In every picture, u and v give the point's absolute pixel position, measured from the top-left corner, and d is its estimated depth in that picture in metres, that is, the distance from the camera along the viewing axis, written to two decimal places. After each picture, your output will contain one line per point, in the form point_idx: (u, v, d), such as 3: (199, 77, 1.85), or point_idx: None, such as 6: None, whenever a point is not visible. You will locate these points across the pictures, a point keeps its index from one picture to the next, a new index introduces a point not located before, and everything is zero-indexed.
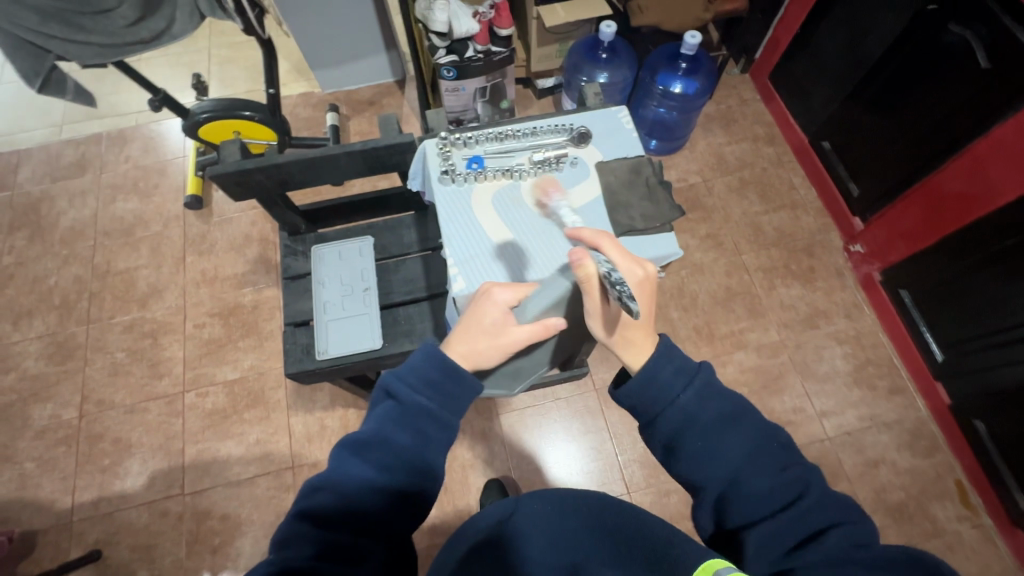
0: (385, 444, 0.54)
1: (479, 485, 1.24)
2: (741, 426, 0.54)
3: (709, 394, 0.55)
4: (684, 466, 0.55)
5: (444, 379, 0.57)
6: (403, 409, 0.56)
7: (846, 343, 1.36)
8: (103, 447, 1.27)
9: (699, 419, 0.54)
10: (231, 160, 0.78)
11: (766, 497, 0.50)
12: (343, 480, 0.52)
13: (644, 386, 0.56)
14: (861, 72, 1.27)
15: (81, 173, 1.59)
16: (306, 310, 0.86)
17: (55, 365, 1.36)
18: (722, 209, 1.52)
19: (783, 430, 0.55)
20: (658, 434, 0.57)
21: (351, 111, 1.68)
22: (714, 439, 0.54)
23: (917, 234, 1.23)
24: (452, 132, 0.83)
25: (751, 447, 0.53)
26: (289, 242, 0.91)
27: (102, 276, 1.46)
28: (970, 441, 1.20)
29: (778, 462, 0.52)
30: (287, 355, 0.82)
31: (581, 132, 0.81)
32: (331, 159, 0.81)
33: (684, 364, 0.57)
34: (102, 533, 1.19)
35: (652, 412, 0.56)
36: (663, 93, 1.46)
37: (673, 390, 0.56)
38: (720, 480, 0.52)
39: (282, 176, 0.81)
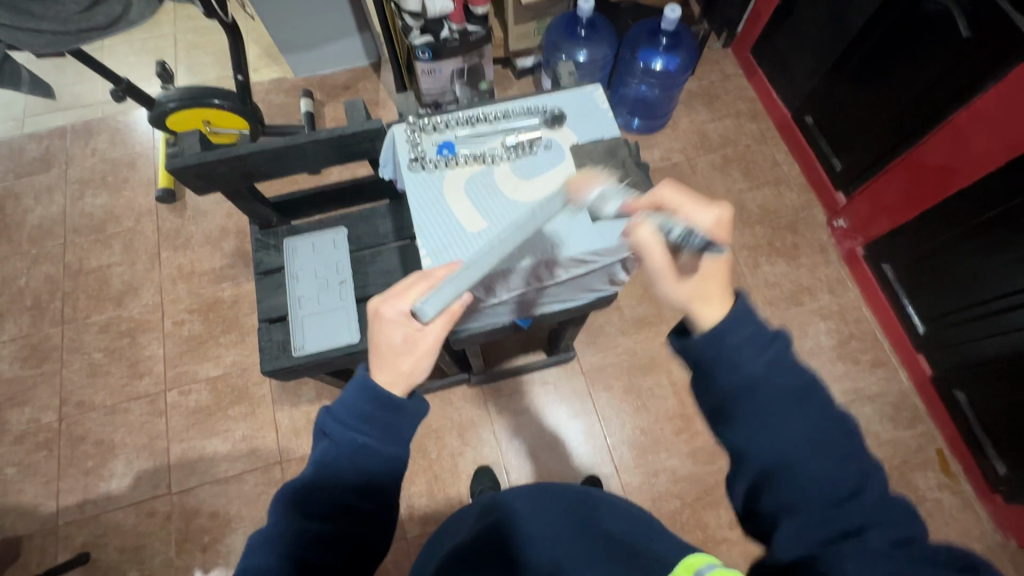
0: (324, 490, 0.54)
1: (469, 473, 1.24)
2: (812, 404, 0.47)
3: (781, 368, 0.48)
4: (734, 431, 0.49)
5: (381, 414, 0.57)
6: (339, 449, 0.55)
7: (830, 318, 1.37)
8: (85, 449, 1.25)
9: (761, 389, 0.48)
10: (191, 153, 0.74)
11: (821, 480, 0.44)
12: (285, 534, 0.52)
13: (713, 340, 0.50)
14: (843, 44, 1.25)
15: (47, 169, 1.54)
16: (281, 305, 0.84)
17: (31, 368, 1.32)
18: (706, 187, 1.51)
19: (854, 419, 0.47)
20: (708, 391, 0.51)
21: (326, 96, 1.63)
22: (776, 414, 0.47)
23: (900, 207, 1.22)
24: (422, 117, 0.81)
25: (815, 431, 0.46)
26: (261, 236, 0.88)
27: (74, 275, 1.42)
28: (951, 411, 1.22)
29: (843, 449, 0.46)
30: (263, 352, 0.80)
31: (555, 114, 0.79)
32: (297, 148, 0.78)
33: (754, 327, 0.50)
34: (89, 535, 1.18)
35: (707, 359, 0.50)
36: (644, 71, 1.42)
37: (744, 354, 0.49)
38: (772, 457, 0.46)
39: (247, 168, 0.78)
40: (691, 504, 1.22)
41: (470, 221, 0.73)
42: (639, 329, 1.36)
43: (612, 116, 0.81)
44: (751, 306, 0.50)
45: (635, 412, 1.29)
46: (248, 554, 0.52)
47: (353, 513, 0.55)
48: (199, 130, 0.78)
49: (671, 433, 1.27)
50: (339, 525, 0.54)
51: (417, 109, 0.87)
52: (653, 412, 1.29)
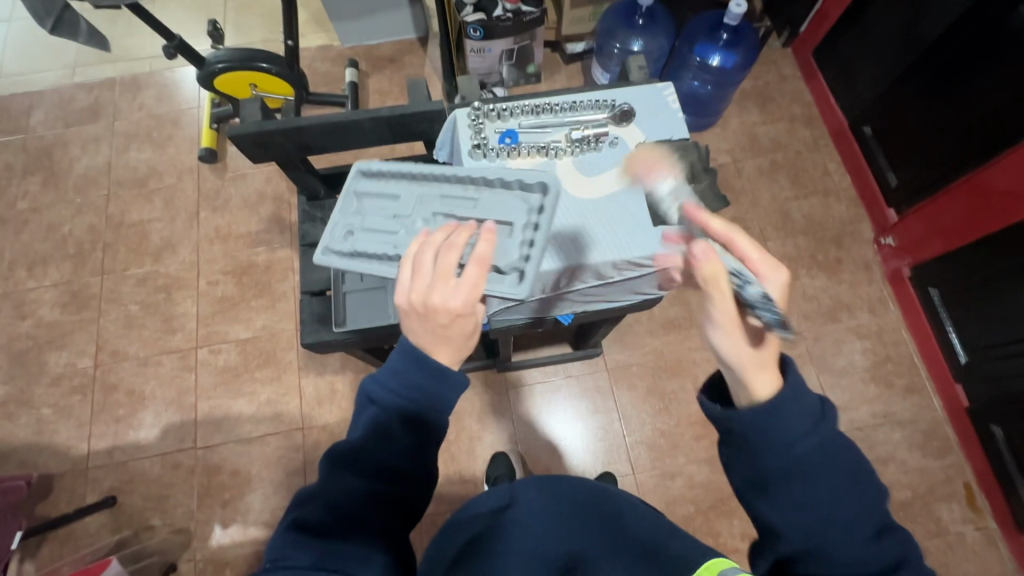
0: (371, 453, 0.58)
1: (486, 458, 1.25)
2: (860, 491, 0.49)
3: (831, 448, 0.50)
4: (772, 507, 0.51)
5: (428, 384, 0.58)
6: (388, 413, 0.59)
7: (867, 338, 1.33)
8: (117, 398, 1.29)
9: (805, 471, 0.50)
10: (251, 121, 0.74)
11: (851, 557, 0.47)
12: (337, 490, 0.55)
13: (762, 417, 0.51)
14: (915, 54, 1.19)
15: (94, 119, 1.56)
16: (323, 280, 0.84)
17: (70, 314, 1.36)
18: (751, 192, 1.46)
19: (894, 502, 0.51)
20: (751, 467, 0.52)
21: (371, 68, 1.61)
22: (823, 495, 0.49)
23: (956, 230, 1.17)
24: (486, 102, 0.79)
25: (856, 512, 0.48)
26: (308, 209, 0.89)
27: (115, 227, 1.44)
28: (985, 445, 1.18)
29: (876, 526, 0.48)
30: (304, 324, 0.81)
31: (624, 110, 0.78)
32: (355, 124, 0.76)
33: (808, 404, 0.51)
34: (116, 481, 1.22)
35: (757, 445, 0.51)
36: (699, 66, 1.36)
37: (796, 432, 0.50)
38: (809, 537, 0.49)
39: (303, 140, 0.77)
40: (705, 510, 1.21)
41: (530, 185, 0.68)
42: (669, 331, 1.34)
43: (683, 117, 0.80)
44: (805, 385, 0.52)
45: (656, 414, 1.28)
46: (295, 508, 0.53)
47: (403, 476, 0.59)
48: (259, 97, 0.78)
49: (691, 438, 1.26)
50: (391, 487, 0.58)
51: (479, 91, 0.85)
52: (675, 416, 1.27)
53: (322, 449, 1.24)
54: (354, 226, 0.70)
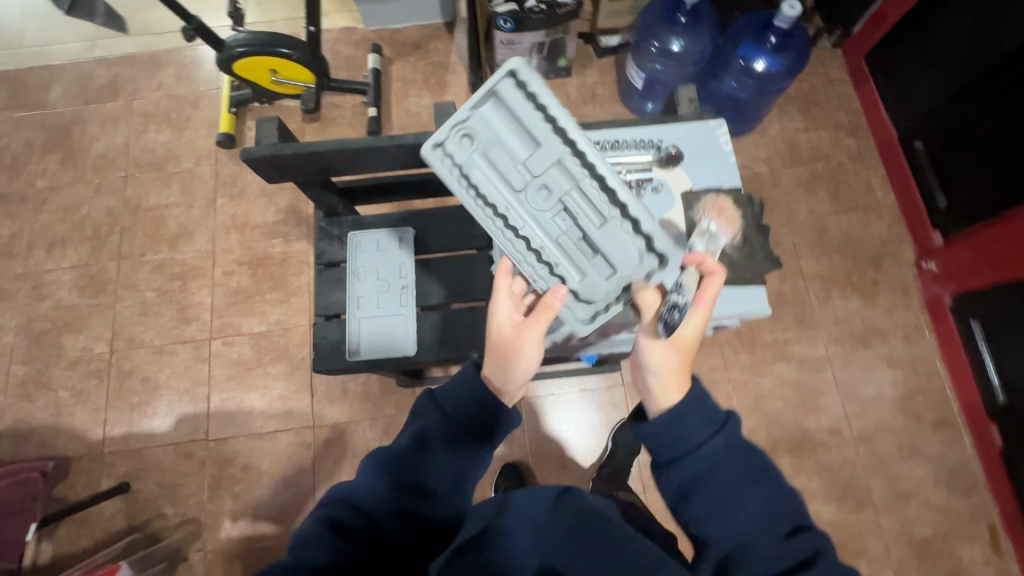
0: (410, 466, 0.62)
1: (495, 468, 1.24)
2: (761, 481, 0.56)
3: (735, 446, 0.57)
4: (697, 518, 0.56)
5: (478, 408, 0.66)
6: (431, 426, 0.65)
7: (898, 367, 1.27)
8: (132, 384, 1.30)
9: (718, 475, 0.56)
10: (267, 143, 0.71)
11: (771, 558, 0.53)
12: (369, 495, 0.59)
13: (673, 422, 0.59)
14: (985, 65, 1.09)
15: (113, 97, 1.53)
16: (339, 302, 0.81)
17: (88, 298, 1.36)
18: (787, 205, 1.39)
19: (799, 498, 0.58)
20: (673, 475, 0.58)
21: (395, 54, 1.55)
22: (736, 493, 0.55)
23: (1008, 261, 1.09)
24: None
25: (767, 510, 0.55)
26: (325, 225, 0.84)
27: (133, 211, 1.43)
28: (1016, 488, 1.13)
29: (787, 525, 0.55)
30: (317, 350, 0.78)
31: (671, 154, 0.84)
32: (379, 149, 0.73)
33: (711, 411, 0.58)
34: (130, 468, 1.24)
35: (673, 453, 0.58)
36: (742, 69, 1.28)
37: (700, 436, 0.57)
38: (731, 537, 0.54)
39: (322, 162, 0.73)
40: None
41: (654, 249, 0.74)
42: None
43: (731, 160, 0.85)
44: (706, 392, 0.60)
45: None
46: (327, 506, 0.58)
47: (437, 491, 0.62)
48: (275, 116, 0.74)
49: None
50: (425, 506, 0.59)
51: None
52: None
53: (332, 449, 1.24)
54: (481, 140, 0.74)
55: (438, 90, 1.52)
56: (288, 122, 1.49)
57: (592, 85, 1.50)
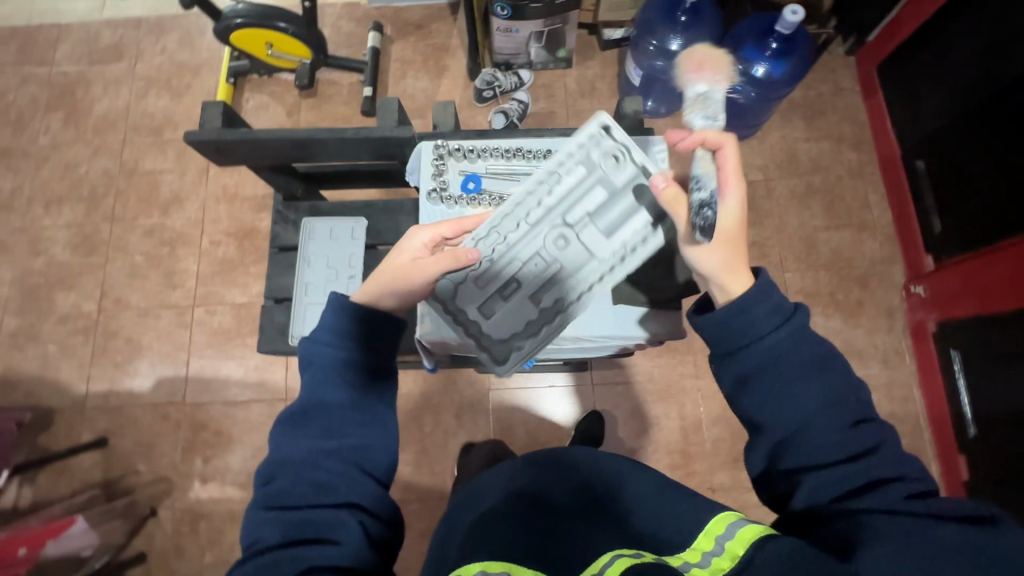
0: (316, 412, 0.58)
1: (457, 455, 1.26)
2: (827, 370, 0.55)
3: (801, 337, 0.56)
4: (755, 405, 0.56)
5: (368, 329, 0.63)
6: (320, 366, 0.61)
7: (873, 391, 1.25)
8: (117, 344, 1.34)
9: (784, 360, 0.55)
10: (212, 127, 0.77)
11: (832, 443, 0.52)
12: (291, 459, 0.56)
13: (732, 315, 0.58)
14: (991, 87, 1.04)
15: (117, 60, 1.54)
16: (287, 286, 0.90)
17: (80, 257, 1.40)
18: (778, 216, 1.36)
19: (866, 392, 0.55)
20: (737, 367, 0.58)
21: (397, 33, 1.53)
22: (795, 381, 0.54)
23: (992, 294, 1.06)
24: (451, 142, 0.87)
25: (833, 398, 0.54)
26: (282, 209, 0.91)
27: (128, 174, 1.46)
28: None
29: (853, 415, 0.53)
30: (263, 332, 0.86)
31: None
32: (320, 142, 0.79)
33: (778, 302, 0.57)
34: (110, 423, 1.29)
35: (733, 346, 0.58)
36: (741, 73, 1.23)
37: (765, 326, 0.57)
38: (790, 424, 0.54)
39: (264, 149, 0.80)
40: None
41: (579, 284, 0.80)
42: (663, 354, 1.29)
43: None
44: (771, 283, 0.59)
45: (636, 437, 1.26)
46: (259, 490, 0.55)
47: (351, 424, 0.58)
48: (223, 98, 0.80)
49: (667, 467, 1.23)
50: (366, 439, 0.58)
51: (453, 116, 0.92)
52: (654, 442, 1.25)
53: None
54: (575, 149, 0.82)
55: (437, 73, 1.50)
56: (285, 96, 1.49)
57: (592, 78, 1.47)
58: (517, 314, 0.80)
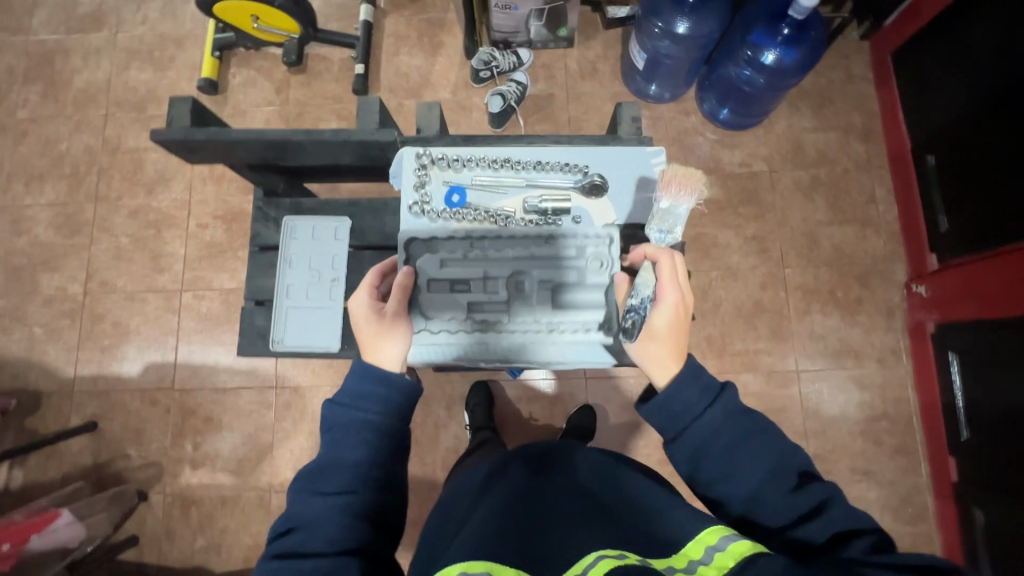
0: (335, 469, 0.62)
1: (447, 446, 1.25)
2: (759, 440, 0.58)
3: (731, 413, 0.59)
4: (707, 487, 0.59)
5: (388, 393, 0.67)
6: (344, 426, 0.65)
7: (867, 390, 1.24)
8: (104, 327, 1.32)
9: (721, 438, 0.59)
10: (181, 126, 0.82)
11: (780, 511, 0.55)
12: (308, 510, 0.59)
13: (670, 399, 0.61)
14: (1009, 81, 0.99)
15: (97, 28, 1.47)
16: (268, 288, 0.89)
17: (64, 237, 1.36)
18: (780, 210, 1.32)
19: (802, 450, 0.59)
20: (682, 452, 0.60)
21: (391, 6, 1.46)
22: (732, 458, 0.58)
23: (995, 298, 1.04)
24: (436, 151, 0.88)
25: (772, 466, 0.57)
26: (262, 205, 0.91)
27: (111, 152, 1.41)
28: (960, 523, 1.12)
29: (793, 479, 0.56)
30: (244, 334, 0.87)
31: (595, 182, 0.85)
32: (295, 142, 0.84)
33: (707, 381, 0.61)
34: (98, 408, 1.28)
35: (676, 430, 0.61)
36: (750, 59, 1.19)
37: (696, 408, 0.60)
38: (740, 500, 0.56)
39: (235, 148, 0.85)
40: None
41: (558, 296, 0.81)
42: None
43: None
44: (698, 364, 0.63)
45: (627, 431, 1.25)
46: (276, 538, 0.58)
47: (370, 483, 0.62)
48: (193, 97, 0.84)
49: (657, 462, 1.23)
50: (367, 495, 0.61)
51: (437, 120, 0.93)
52: (644, 436, 1.24)
53: (291, 411, 1.26)
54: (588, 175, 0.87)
55: (432, 50, 1.43)
56: (273, 71, 1.43)
57: (594, 59, 1.41)
58: (450, 308, 0.81)
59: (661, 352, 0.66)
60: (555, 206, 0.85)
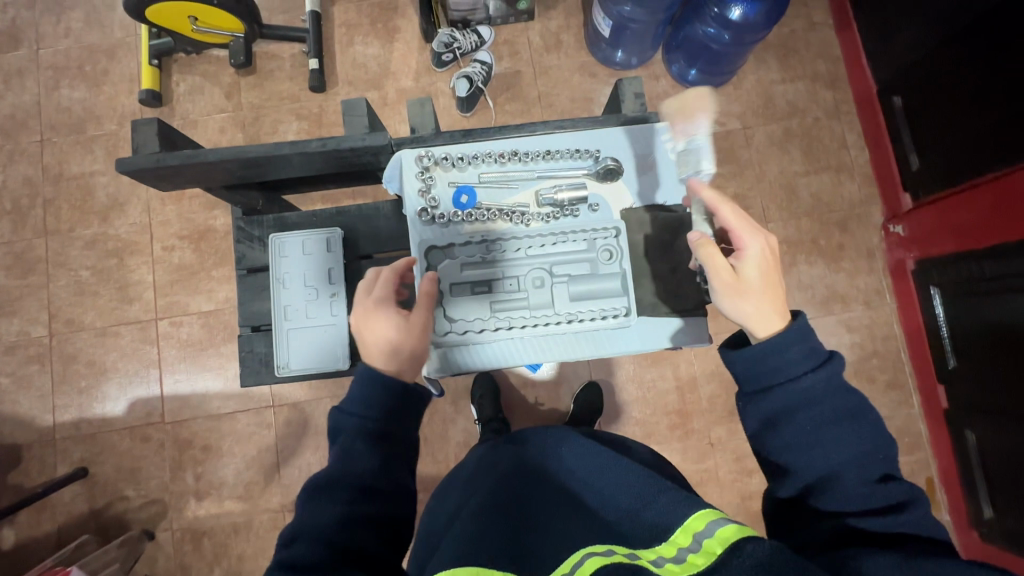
0: (343, 479, 0.58)
1: (459, 441, 1.24)
2: (858, 421, 0.57)
3: (834, 385, 0.59)
4: (785, 443, 0.58)
5: (394, 396, 0.63)
6: (350, 435, 0.61)
7: (856, 332, 1.28)
8: (78, 368, 1.24)
9: (817, 405, 0.58)
10: (149, 153, 0.77)
11: (860, 496, 0.54)
12: (313, 520, 0.55)
13: (767, 352, 0.60)
14: (968, 17, 1.00)
15: (14, 47, 1.34)
16: (261, 312, 0.86)
17: (16, 279, 1.27)
18: (758, 165, 1.33)
19: (893, 447, 0.58)
20: (766, 405, 0.60)
21: None
22: (824, 429, 0.57)
23: (973, 229, 1.07)
24: (439, 151, 0.85)
25: (866, 449, 0.56)
26: (246, 226, 0.86)
27: (54, 180, 1.30)
28: (955, 446, 1.18)
29: (880, 471, 0.56)
30: (245, 364, 0.85)
31: (610, 168, 0.84)
32: (282, 157, 0.79)
33: (813, 346, 0.60)
34: (86, 452, 1.21)
35: (765, 382, 0.60)
36: (716, 16, 1.17)
37: (798, 367, 0.59)
38: (824, 468, 0.56)
39: (211, 169, 0.79)
40: None
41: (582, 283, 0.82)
42: None
43: (677, 168, 0.86)
44: (810, 327, 0.61)
45: (634, 402, 1.26)
46: (283, 549, 0.54)
47: (381, 491, 0.59)
48: (157, 118, 0.78)
49: (666, 428, 1.25)
50: (377, 506, 0.57)
51: (430, 116, 0.86)
52: (651, 405, 1.26)
53: (293, 428, 1.23)
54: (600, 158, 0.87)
55: (387, 36, 1.37)
56: (219, 75, 1.34)
57: (557, 30, 1.37)
58: (474, 309, 0.81)
59: (752, 302, 0.64)
60: (570, 196, 0.84)
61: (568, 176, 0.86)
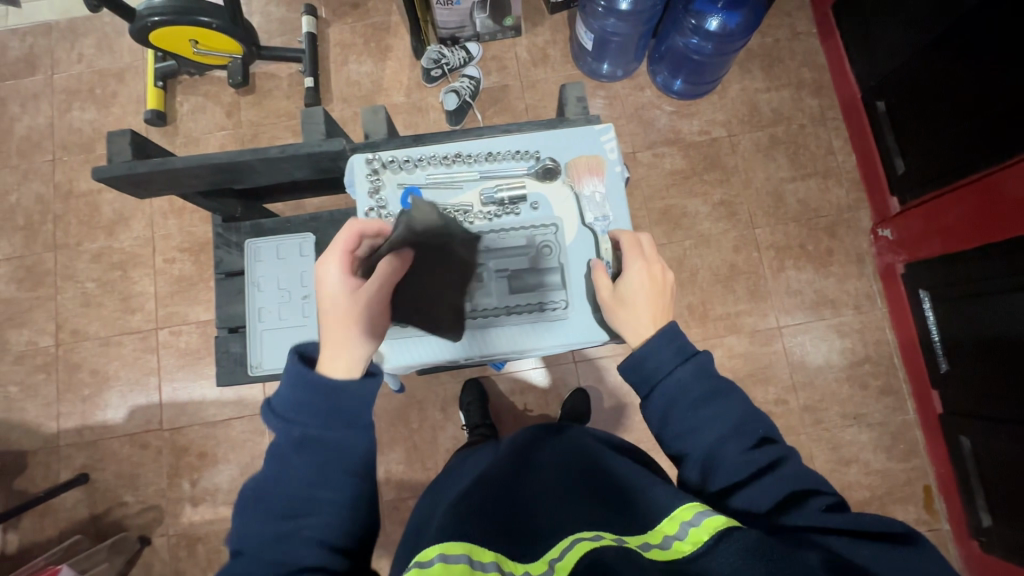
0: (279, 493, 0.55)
1: (448, 448, 1.25)
2: (722, 397, 0.59)
3: (697, 372, 0.61)
4: (677, 438, 0.60)
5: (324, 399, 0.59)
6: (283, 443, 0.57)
7: (847, 337, 1.27)
8: (82, 376, 1.29)
9: (686, 394, 0.60)
10: (121, 160, 0.82)
11: (740, 466, 0.55)
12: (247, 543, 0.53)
13: (638, 364, 0.64)
14: (942, 23, 1.02)
15: (31, 72, 1.42)
16: (238, 315, 0.91)
17: (27, 291, 1.33)
18: (743, 172, 1.34)
19: (764, 413, 0.60)
20: (651, 406, 0.62)
21: (333, 15, 1.44)
22: (698, 411, 0.59)
23: (960, 231, 1.06)
24: (386, 155, 0.88)
25: (736, 423, 0.58)
26: (224, 231, 0.93)
27: (64, 197, 1.37)
28: (950, 453, 1.15)
29: (755, 437, 0.57)
30: (221, 364, 0.90)
31: (548, 167, 0.87)
32: (246, 164, 0.84)
33: (680, 343, 0.63)
34: (88, 459, 1.25)
35: (648, 385, 0.63)
36: (695, 28, 1.20)
37: (664, 365, 0.62)
38: (704, 449, 0.58)
39: (179, 176, 0.84)
40: None
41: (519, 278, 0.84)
42: None
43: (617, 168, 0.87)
44: (677, 327, 0.65)
45: (622, 408, 1.26)
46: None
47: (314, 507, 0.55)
48: (129, 129, 0.83)
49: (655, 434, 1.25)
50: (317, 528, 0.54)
51: (382, 122, 0.92)
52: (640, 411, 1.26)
53: None
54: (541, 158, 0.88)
55: (380, 54, 1.42)
56: (220, 96, 1.40)
57: (544, 45, 1.41)
58: None
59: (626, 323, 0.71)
60: (511, 195, 0.86)
61: (510, 176, 0.87)
